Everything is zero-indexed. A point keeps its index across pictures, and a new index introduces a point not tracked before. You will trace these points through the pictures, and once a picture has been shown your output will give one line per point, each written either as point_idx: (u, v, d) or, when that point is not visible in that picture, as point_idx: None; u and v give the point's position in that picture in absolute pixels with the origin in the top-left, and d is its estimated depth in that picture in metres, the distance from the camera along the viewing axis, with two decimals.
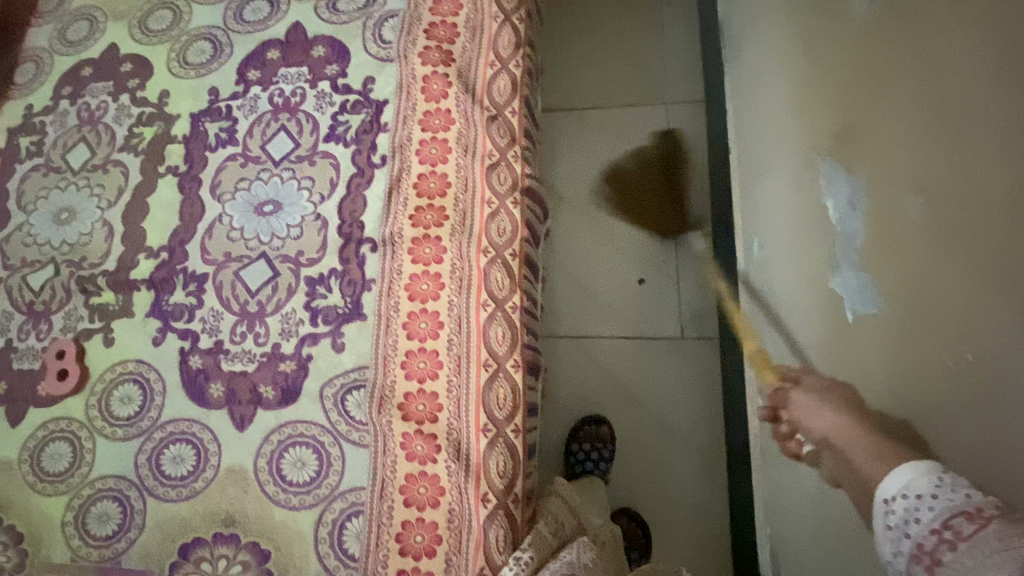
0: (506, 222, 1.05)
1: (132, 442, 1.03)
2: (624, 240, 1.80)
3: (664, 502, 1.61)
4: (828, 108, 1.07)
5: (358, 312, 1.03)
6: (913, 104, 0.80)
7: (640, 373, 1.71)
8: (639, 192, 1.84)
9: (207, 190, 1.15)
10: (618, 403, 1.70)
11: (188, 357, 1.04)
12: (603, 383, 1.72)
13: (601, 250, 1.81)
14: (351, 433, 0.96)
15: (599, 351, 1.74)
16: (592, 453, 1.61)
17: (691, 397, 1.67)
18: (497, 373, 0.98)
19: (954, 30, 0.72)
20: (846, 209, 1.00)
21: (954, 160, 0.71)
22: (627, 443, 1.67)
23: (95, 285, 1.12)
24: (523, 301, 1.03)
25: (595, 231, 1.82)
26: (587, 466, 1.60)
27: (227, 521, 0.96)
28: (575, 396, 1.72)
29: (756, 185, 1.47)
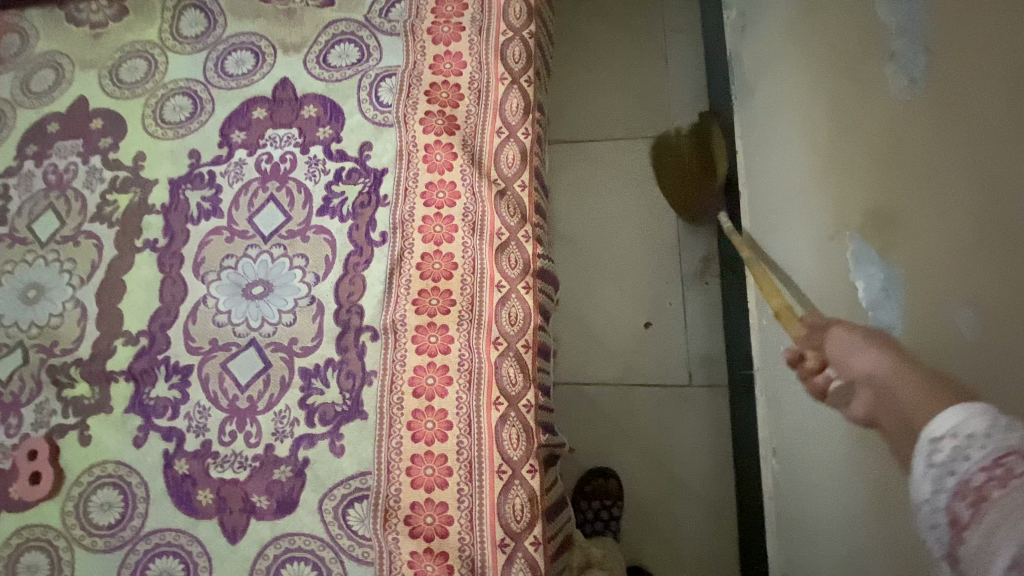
0: (518, 309, 0.97)
1: (115, 554, 0.95)
2: (630, 284, 1.73)
3: (673, 558, 1.55)
4: (860, 179, 0.97)
5: (359, 410, 0.96)
6: (961, 203, 0.71)
7: (650, 424, 1.64)
8: (646, 231, 1.76)
9: (189, 268, 1.06)
10: (628, 456, 1.63)
11: (173, 461, 0.96)
12: (610, 433, 1.65)
13: (606, 294, 1.73)
14: (355, 548, 0.89)
15: (605, 399, 1.67)
16: (601, 510, 1.54)
17: (701, 449, 1.60)
18: (513, 480, 0.91)
19: (1008, 128, 0.63)
20: (880, 295, 0.90)
21: (1017, 284, 0.61)
22: (635, 496, 1.60)
23: (68, 375, 1.03)
24: (538, 397, 0.96)
25: (600, 273, 1.75)
26: (596, 525, 1.53)
27: None
28: (581, 446, 1.65)
29: (772, 238, 1.37)
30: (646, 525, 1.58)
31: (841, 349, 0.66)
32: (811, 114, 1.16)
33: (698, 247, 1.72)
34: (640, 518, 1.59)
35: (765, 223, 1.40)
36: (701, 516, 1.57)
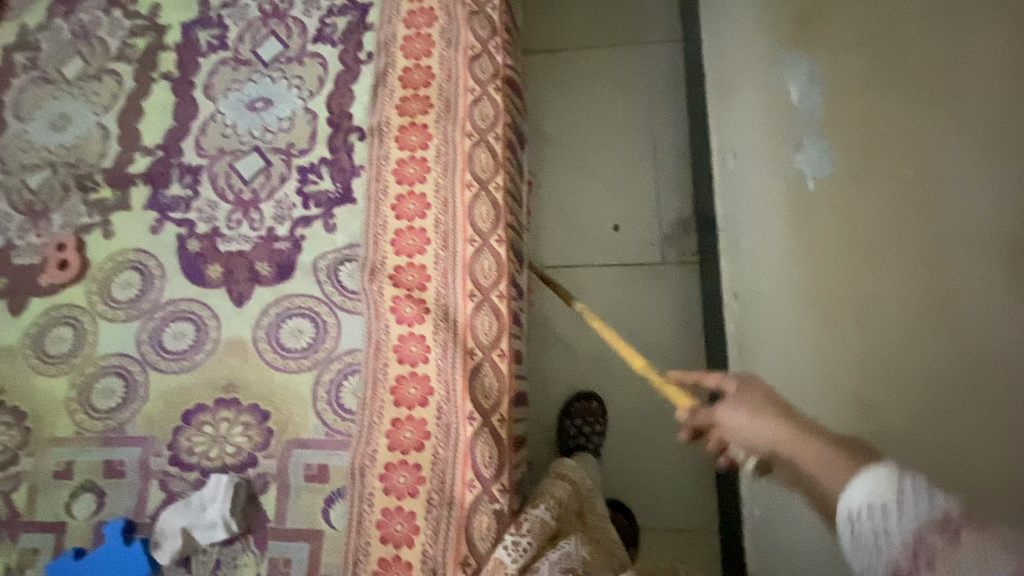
0: (488, 108, 1.10)
1: (134, 322, 1.07)
2: (608, 173, 1.84)
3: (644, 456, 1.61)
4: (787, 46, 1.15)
5: (350, 196, 1.09)
6: None
7: (627, 305, 1.73)
8: (617, 128, 1.87)
9: (200, 92, 1.20)
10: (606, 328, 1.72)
11: (186, 242, 1.09)
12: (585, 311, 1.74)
13: (582, 183, 1.84)
14: (346, 302, 1.02)
15: (584, 280, 1.76)
16: (584, 427, 1.59)
17: (669, 330, 1.70)
18: (483, 246, 1.03)
19: None
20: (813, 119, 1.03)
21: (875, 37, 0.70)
22: (608, 378, 1.68)
23: (93, 182, 1.16)
24: (506, 183, 1.07)
25: (577, 164, 1.86)
26: (578, 440, 1.58)
27: (228, 388, 1.01)
28: (561, 321, 1.73)
29: (735, 115, 1.48)
30: (622, 398, 1.66)
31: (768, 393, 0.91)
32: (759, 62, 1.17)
33: (671, 134, 1.84)
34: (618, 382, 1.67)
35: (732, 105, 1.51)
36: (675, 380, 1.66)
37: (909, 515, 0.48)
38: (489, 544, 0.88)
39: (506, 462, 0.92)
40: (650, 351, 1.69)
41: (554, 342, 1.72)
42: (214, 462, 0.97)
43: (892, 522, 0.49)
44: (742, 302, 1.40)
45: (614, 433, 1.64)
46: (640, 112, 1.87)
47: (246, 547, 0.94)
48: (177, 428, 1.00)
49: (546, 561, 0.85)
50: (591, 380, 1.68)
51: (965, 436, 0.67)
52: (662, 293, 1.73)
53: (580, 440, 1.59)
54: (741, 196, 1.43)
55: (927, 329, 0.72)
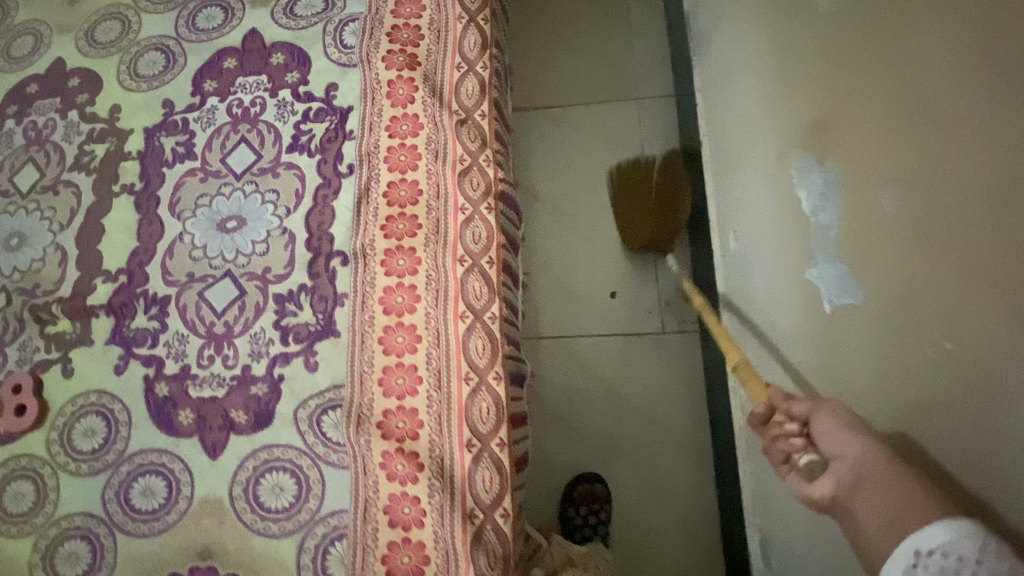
0: (481, 229, 1.02)
1: (98, 476, 0.98)
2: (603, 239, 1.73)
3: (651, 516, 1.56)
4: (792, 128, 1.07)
5: (332, 329, 1.00)
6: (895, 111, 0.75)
7: (630, 384, 1.64)
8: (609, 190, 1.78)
9: (166, 208, 1.10)
10: (608, 408, 1.63)
11: (153, 385, 1.00)
12: (583, 378, 1.66)
13: (576, 248, 1.75)
14: (330, 454, 0.93)
15: (581, 350, 1.68)
16: (590, 517, 1.50)
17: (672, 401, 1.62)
18: (479, 386, 0.94)
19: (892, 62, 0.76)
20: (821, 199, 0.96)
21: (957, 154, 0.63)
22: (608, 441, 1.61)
23: (50, 312, 1.06)
24: (502, 311, 1.00)
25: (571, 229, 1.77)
26: (586, 532, 1.49)
27: (204, 554, 0.92)
28: (558, 393, 1.66)
29: (739, 191, 1.37)
30: (628, 483, 1.58)
31: (835, 433, 0.66)
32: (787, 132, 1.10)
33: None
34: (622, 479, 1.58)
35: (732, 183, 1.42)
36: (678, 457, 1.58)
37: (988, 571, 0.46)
38: None
39: None
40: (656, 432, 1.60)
41: (553, 418, 1.65)
42: None
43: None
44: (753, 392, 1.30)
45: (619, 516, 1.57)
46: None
47: None
48: None
49: None
50: (596, 464, 1.60)
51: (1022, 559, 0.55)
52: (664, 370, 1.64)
53: (585, 529, 1.50)
54: (750, 280, 1.32)
55: (947, 397, 0.67)
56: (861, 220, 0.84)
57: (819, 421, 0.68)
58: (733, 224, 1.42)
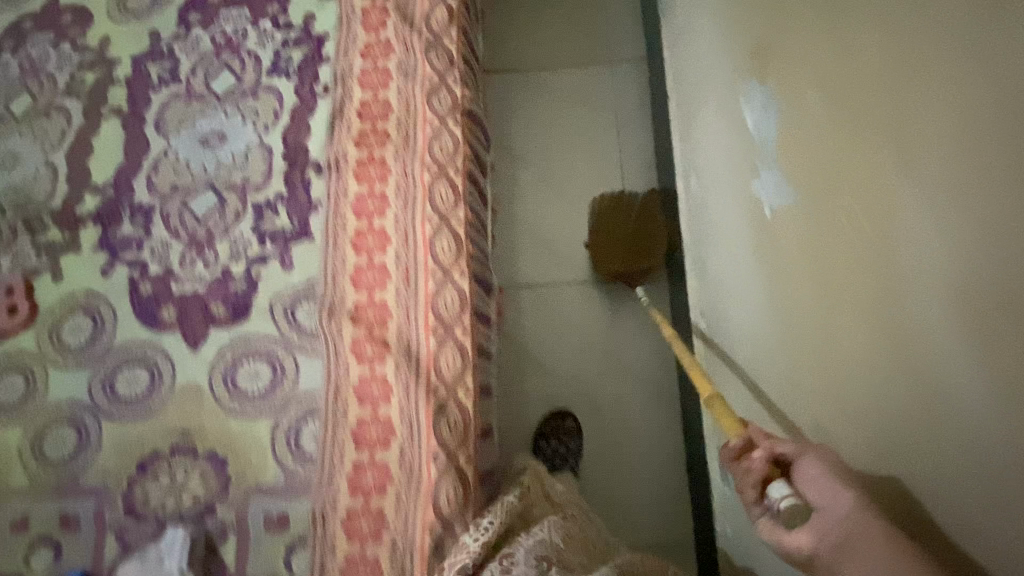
0: (448, 141, 1.08)
1: (85, 369, 1.04)
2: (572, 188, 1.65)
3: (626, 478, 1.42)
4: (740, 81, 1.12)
5: (307, 231, 1.06)
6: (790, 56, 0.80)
7: (605, 328, 1.51)
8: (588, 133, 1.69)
9: (151, 127, 1.17)
10: (584, 359, 1.50)
11: (138, 285, 1.06)
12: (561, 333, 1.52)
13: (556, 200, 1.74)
14: (304, 342, 1.00)
15: (560, 303, 1.54)
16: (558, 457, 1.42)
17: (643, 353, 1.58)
18: (444, 280, 1.01)
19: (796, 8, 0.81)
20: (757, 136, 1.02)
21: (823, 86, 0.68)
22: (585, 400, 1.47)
23: (42, 223, 1.13)
24: (467, 215, 1.05)
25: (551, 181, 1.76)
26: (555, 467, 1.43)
27: (184, 434, 0.98)
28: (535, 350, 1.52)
29: (701, 137, 1.40)
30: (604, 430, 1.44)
31: (817, 482, 0.64)
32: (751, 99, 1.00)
33: (636, 136, 1.69)
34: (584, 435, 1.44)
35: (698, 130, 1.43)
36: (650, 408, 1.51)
37: None
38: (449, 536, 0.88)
39: (471, 501, 0.89)
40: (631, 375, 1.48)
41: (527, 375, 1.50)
42: (171, 511, 0.95)
43: None
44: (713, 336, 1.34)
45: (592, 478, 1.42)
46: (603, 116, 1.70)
47: None
48: (132, 478, 0.97)
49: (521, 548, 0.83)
50: (571, 409, 1.46)
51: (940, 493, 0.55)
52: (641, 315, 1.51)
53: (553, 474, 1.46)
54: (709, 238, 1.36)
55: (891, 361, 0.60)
56: (803, 201, 0.77)
57: (804, 466, 0.66)
58: (694, 167, 1.45)
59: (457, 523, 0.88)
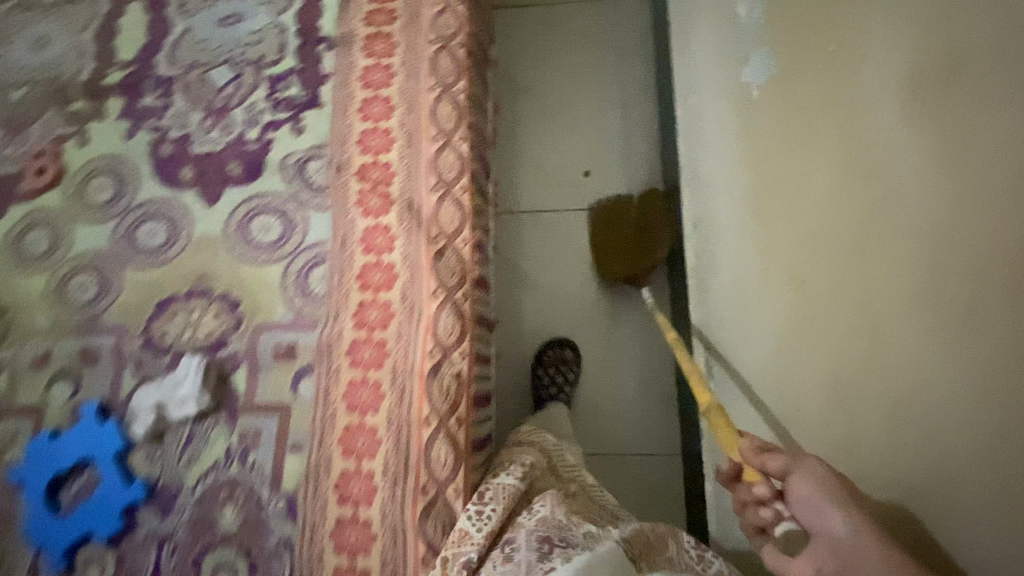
0: (451, 18, 1.12)
1: (109, 223, 1.11)
2: (566, 112, 1.61)
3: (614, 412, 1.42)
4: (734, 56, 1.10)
5: (317, 101, 1.12)
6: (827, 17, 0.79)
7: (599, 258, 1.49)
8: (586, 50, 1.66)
9: (174, 9, 1.23)
10: (575, 284, 1.50)
11: (159, 147, 1.13)
12: (558, 258, 1.52)
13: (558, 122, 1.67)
14: (314, 197, 1.07)
15: (558, 225, 1.54)
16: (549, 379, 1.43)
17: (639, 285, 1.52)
18: (446, 144, 1.06)
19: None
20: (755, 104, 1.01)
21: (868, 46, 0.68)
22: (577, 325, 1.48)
23: (71, 95, 1.20)
24: (468, 87, 1.09)
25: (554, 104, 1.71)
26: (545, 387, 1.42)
27: (200, 279, 1.05)
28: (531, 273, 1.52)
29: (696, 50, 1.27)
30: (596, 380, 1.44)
31: (809, 504, 0.62)
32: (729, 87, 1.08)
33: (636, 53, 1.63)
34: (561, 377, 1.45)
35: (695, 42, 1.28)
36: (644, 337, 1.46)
37: None
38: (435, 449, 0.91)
39: (466, 332, 0.97)
40: (624, 321, 1.46)
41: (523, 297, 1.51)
42: (187, 344, 1.01)
43: None
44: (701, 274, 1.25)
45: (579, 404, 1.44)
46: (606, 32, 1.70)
47: (217, 421, 0.97)
48: (151, 316, 1.04)
49: (524, 531, 0.83)
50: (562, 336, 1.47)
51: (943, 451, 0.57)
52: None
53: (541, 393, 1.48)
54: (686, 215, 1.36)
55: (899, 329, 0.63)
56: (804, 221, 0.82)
57: (796, 485, 0.63)
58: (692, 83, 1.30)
59: (437, 441, 0.91)
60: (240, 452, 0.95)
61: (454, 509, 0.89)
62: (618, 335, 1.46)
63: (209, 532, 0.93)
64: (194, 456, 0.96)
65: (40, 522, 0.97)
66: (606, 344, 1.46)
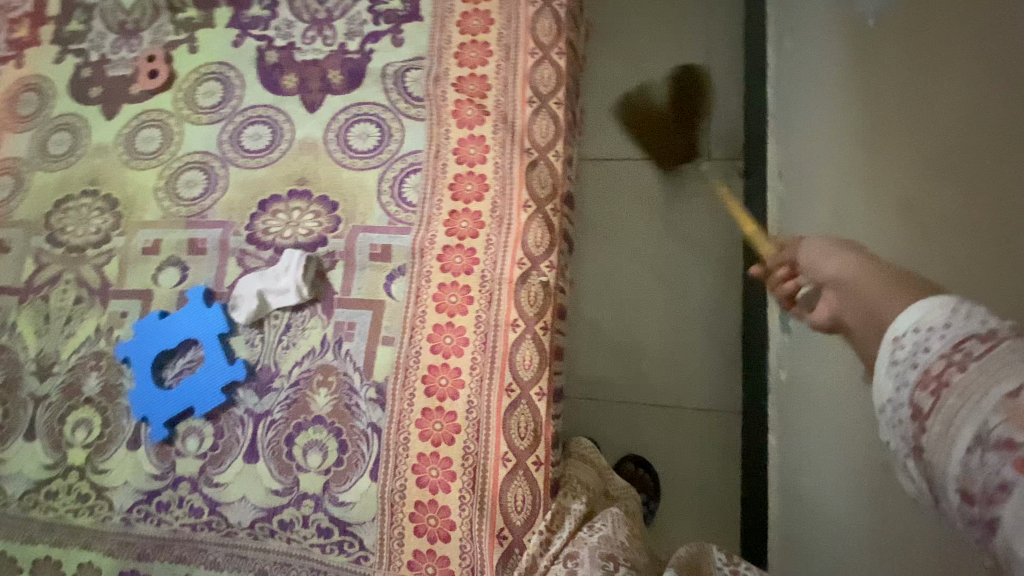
0: None
1: (215, 125, 1.16)
2: (647, 53, 1.55)
3: (679, 375, 1.41)
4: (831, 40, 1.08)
5: (417, 13, 1.12)
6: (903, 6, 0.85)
7: (672, 207, 1.47)
8: None
9: None
10: (645, 230, 1.48)
11: (265, 55, 1.17)
12: (631, 206, 1.50)
13: (636, 55, 1.56)
14: (411, 109, 1.08)
15: (632, 172, 1.51)
16: (612, 336, 1.46)
17: (715, 240, 1.44)
18: (543, 58, 1.04)
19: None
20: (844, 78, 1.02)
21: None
22: (646, 276, 1.46)
23: (182, 3, 1.25)
24: (569, 2, 1.07)
25: (632, 32, 1.57)
26: (607, 347, 1.45)
27: (301, 181, 1.09)
28: (602, 222, 1.50)
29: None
30: (654, 329, 1.44)
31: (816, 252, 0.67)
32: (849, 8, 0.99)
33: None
34: (622, 320, 1.45)
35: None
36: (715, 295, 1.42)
37: (954, 330, 0.41)
38: (529, 369, 0.95)
39: (554, 245, 1.00)
40: (693, 272, 1.44)
41: (590, 245, 1.50)
42: (287, 241, 1.07)
43: (935, 339, 0.42)
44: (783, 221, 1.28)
45: (643, 364, 1.43)
46: None
47: (314, 312, 1.02)
48: (254, 214, 1.09)
49: (586, 547, 0.83)
50: (629, 291, 1.46)
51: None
52: (710, 219, 1.45)
53: (602, 351, 1.45)
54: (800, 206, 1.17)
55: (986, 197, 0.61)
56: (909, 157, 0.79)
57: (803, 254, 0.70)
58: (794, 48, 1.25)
59: (528, 377, 0.94)
60: (334, 342, 1.00)
61: (538, 410, 0.94)
62: (685, 286, 1.44)
63: (303, 413, 0.98)
64: (291, 343, 1.02)
65: (144, 395, 1.04)
66: (670, 294, 1.44)
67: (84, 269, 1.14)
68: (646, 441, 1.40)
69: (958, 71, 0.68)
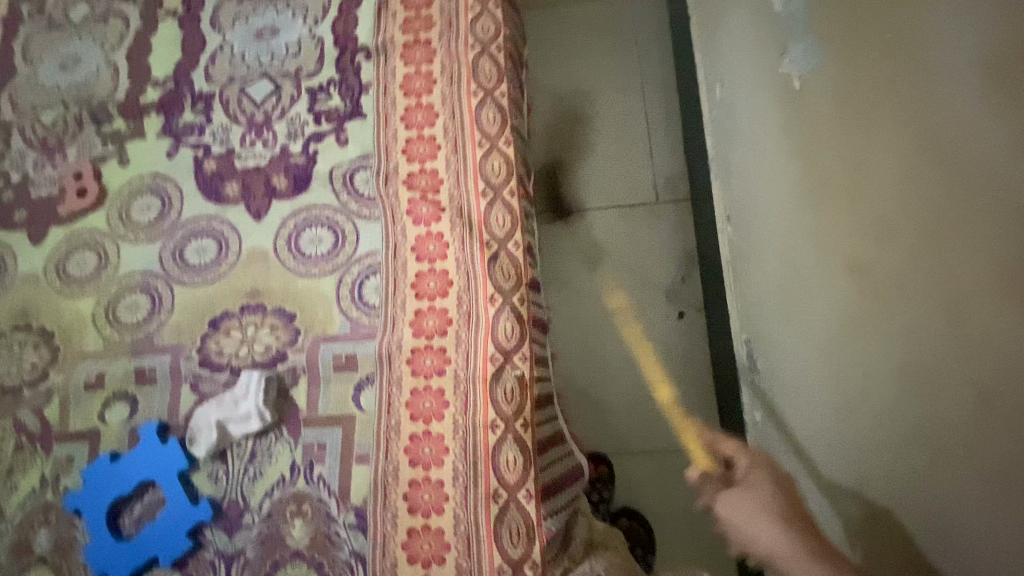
0: (489, 22, 1.11)
1: (155, 242, 1.10)
2: (589, 112, 1.58)
3: (660, 430, 1.39)
4: (767, 106, 1.02)
5: (359, 110, 1.11)
6: (828, 84, 0.78)
7: (634, 262, 1.48)
8: (613, 42, 1.61)
9: (206, 25, 1.21)
10: (611, 286, 1.48)
11: (202, 163, 1.13)
12: (594, 263, 1.49)
13: (578, 116, 1.58)
14: (363, 209, 1.06)
15: (590, 229, 1.51)
16: (590, 398, 1.43)
17: (677, 289, 1.45)
18: (491, 149, 1.05)
19: (822, 47, 0.79)
20: (785, 150, 0.94)
21: (875, 79, 0.66)
22: (616, 334, 1.45)
23: (107, 113, 1.19)
24: (511, 90, 1.08)
25: (572, 93, 1.60)
26: (586, 410, 1.42)
27: (253, 294, 1.05)
28: (566, 281, 1.49)
29: (724, 38, 1.22)
30: (630, 388, 1.42)
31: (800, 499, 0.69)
32: (773, 59, 0.98)
33: (659, 45, 1.60)
34: (598, 380, 1.43)
35: (723, 27, 1.22)
36: (685, 345, 1.42)
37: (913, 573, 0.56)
38: (515, 471, 0.90)
39: (525, 335, 0.97)
40: (660, 326, 1.44)
41: (559, 306, 1.48)
42: (244, 360, 1.01)
43: None
44: (735, 263, 1.24)
45: (625, 423, 1.40)
46: (632, 14, 1.62)
47: (280, 436, 0.97)
48: (206, 334, 1.03)
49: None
50: (602, 351, 1.45)
51: (949, 425, 0.58)
52: (670, 269, 1.46)
53: (582, 414, 1.42)
54: (756, 268, 1.12)
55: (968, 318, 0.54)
56: (865, 244, 0.70)
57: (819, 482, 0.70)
58: (730, 105, 1.22)
59: (514, 482, 0.90)
60: (306, 466, 0.95)
61: (528, 512, 0.89)
62: (656, 340, 1.43)
63: (280, 549, 0.92)
64: (258, 473, 0.96)
65: (99, 551, 0.95)
66: (640, 350, 1.44)
67: (20, 412, 1.05)
68: (638, 502, 1.36)
69: (890, 136, 0.64)
